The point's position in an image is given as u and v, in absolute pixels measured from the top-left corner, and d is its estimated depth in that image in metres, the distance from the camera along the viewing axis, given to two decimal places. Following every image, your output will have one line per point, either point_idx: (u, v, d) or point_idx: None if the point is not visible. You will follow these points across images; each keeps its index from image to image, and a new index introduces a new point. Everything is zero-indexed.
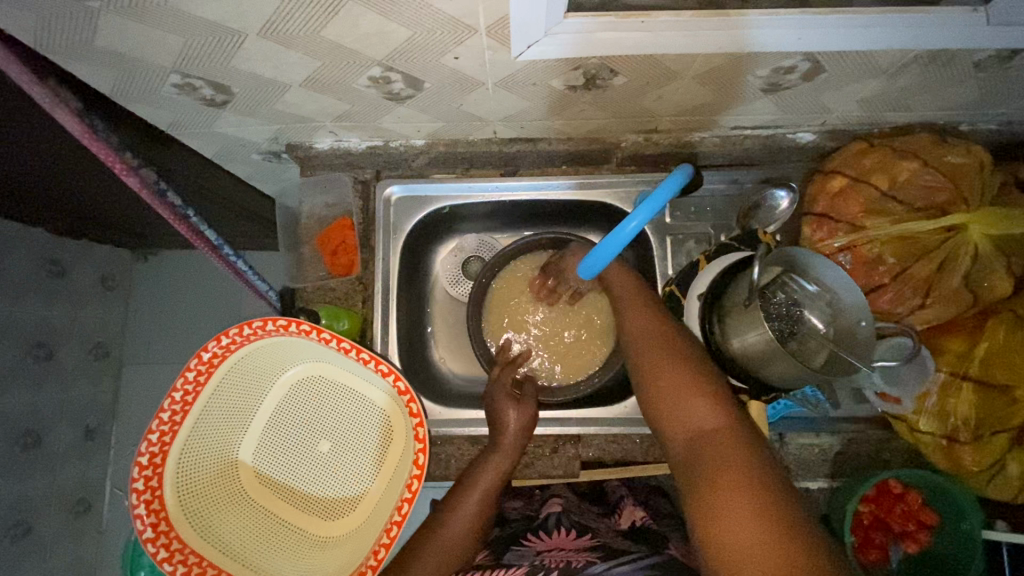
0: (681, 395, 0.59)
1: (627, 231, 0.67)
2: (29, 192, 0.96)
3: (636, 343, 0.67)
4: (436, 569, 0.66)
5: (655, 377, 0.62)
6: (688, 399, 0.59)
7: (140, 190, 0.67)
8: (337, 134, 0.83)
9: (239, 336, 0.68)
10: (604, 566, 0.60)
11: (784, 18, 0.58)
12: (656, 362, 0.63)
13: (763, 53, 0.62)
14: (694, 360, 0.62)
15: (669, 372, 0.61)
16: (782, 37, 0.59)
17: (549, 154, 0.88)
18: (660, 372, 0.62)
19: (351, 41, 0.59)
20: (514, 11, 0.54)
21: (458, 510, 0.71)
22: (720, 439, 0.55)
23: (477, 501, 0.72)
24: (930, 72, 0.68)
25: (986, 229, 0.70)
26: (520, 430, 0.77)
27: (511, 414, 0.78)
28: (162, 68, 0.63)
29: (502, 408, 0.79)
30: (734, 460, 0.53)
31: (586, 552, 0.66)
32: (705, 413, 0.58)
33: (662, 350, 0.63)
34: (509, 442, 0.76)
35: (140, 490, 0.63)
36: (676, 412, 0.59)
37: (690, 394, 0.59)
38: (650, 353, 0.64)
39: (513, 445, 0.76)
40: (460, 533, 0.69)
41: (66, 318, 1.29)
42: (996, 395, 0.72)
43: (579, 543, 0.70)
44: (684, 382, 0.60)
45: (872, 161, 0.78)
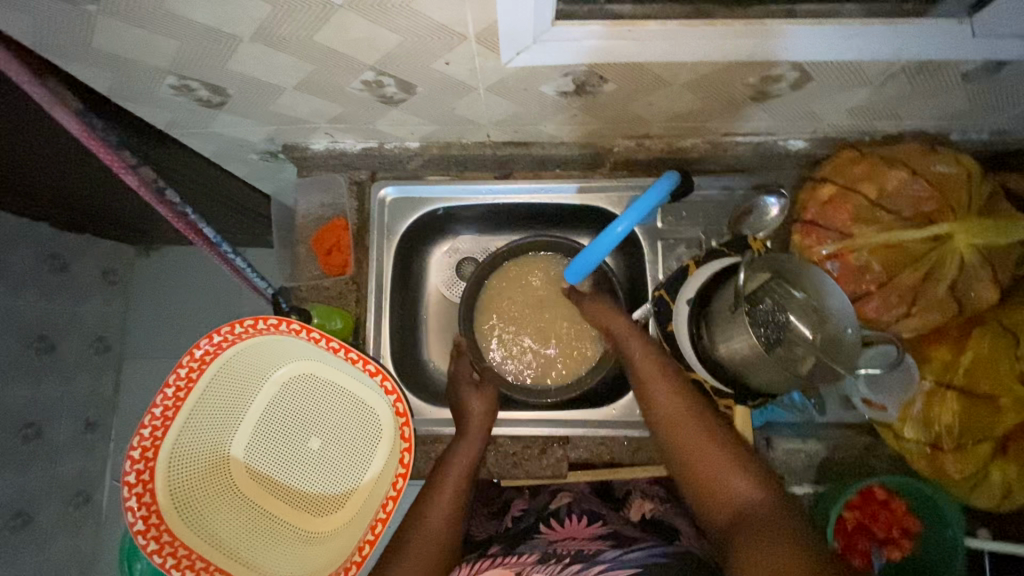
0: (722, 470, 0.63)
1: (615, 233, 0.73)
2: (31, 187, 0.98)
3: (665, 412, 0.69)
4: (423, 551, 0.66)
5: (692, 453, 0.65)
6: (728, 473, 0.62)
7: (139, 189, 0.69)
8: (332, 136, 0.84)
9: (230, 334, 0.69)
10: (614, 553, 0.65)
11: (812, 30, 0.59)
12: (689, 436, 0.66)
13: (784, 61, 0.63)
14: (726, 435, 0.66)
15: (705, 448, 0.64)
16: (807, 47, 0.60)
17: (542, 158, 0.89)
18: (695, 447, 0.65)
19: (342, 46, 0.60)
20: (501, 20, 0.55)
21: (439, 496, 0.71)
22: (763, 512, 0.58)
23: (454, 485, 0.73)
24: (917, 82, 0.69)
25: (971, 239, 0.71)
26: (483, 416, 0.80)
27: (473, 403, 0.82)
28: (159, 69, 0.65)
29: (463, 399, 0.83)
30: (783, 533, 0.54)
31: (598, 541, 0.71)
32: (748, 493, 0.60)
33: (696, 425, 0.67)
34: (474, 426, 0.79)
35: (132, 484, 0.65)
36: (717, 487, 0.62)
37: (730, 468, 0.62)
38: (683, 424, 0.67)
39: (477, 429, 0.78)
40: (444, 518, 0.70)
41: (67, 312, 1.31)
42: (979, 405, 0.73)
43: (591, 531, 0.75)
44: (720, 456, 0.63)
45: (861, 169, 0.78)
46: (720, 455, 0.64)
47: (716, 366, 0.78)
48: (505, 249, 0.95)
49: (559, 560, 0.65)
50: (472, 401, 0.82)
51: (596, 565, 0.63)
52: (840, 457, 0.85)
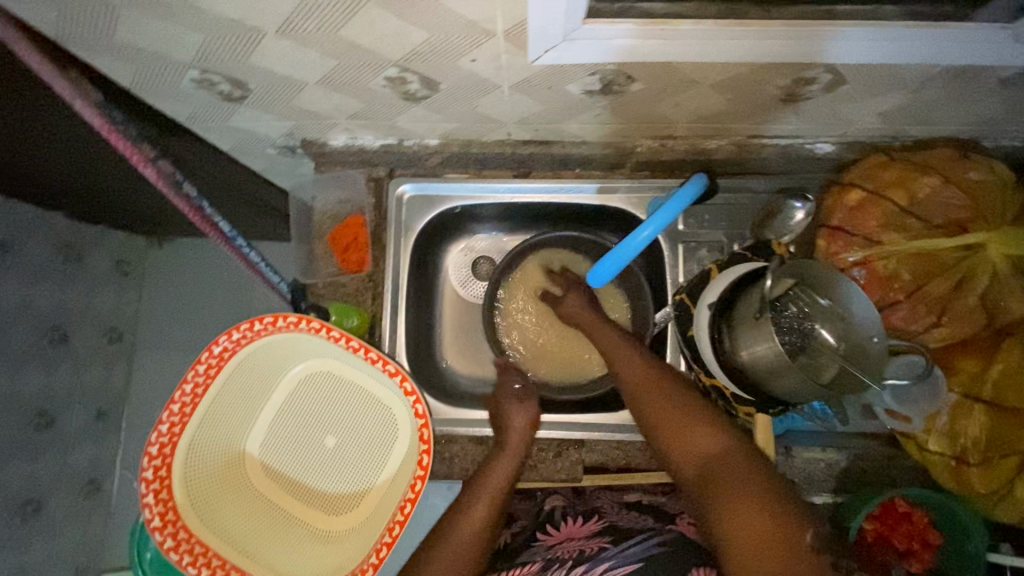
0: (680, 426, 0.66)
1: (639, 239, 0.73)
2: (49, 178, 0.98)
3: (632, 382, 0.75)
4: (447, 564, 0.67)
5: (656, 418, 0.69)
6: (689, 429, 0.65)
7: (157, 181, 0.70)
8: (352, 132, 0.83)
9: (249, 331, 0.68)
10: (614, 550, 0.64)
11: (866, 30, 0.57)
12: (656, 405, 0.70)
13: (838, 63, 0.62)
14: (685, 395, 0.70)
15: (670, 413, 0.68)
16: (854, 48, 0.59)
17: (564, 158, 0.88)
18: (660, 411, 0.69)
19: (368, 42, 0.59)
20: (531, 17, 0.54)
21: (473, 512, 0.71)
22: (724, 460, 0.61)
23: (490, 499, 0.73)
24: (953, 87, 0.67)
25: (1005, 249, 0.70)
26: (523, 429, 0.80)
27: (515, 415, 0.82)
28: (182, 63, 0.64)
29: (506, 410, 0.83)
30: (740, 476, 0.58)
31: (597, 539, 0.69)
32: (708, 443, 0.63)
33: (659, 391, 0.71)
34: (514, 440, 0.79)
35: (149, 480, 0.64)
36: (680, 443, 0.65)
37: (691, 424, 0.65)
38: (648, 390, 0.72)
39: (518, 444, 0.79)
40: (478, 535, 0.70)
41: (81, 302, 1.31)
42: (1007, 418, 0.71)
43: (588, 528, 0.73)
44: (683, 414, 0.67)
45: (890, 174, 0.76)
46: (685, 415, 0.67)
47: (738, 374, 0.77)
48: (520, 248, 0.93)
49: (561, 566, 0.64)
50: (514, 413, 0.82)
51: (598, 565, 0.62)
52: (861, 466, 0.84)
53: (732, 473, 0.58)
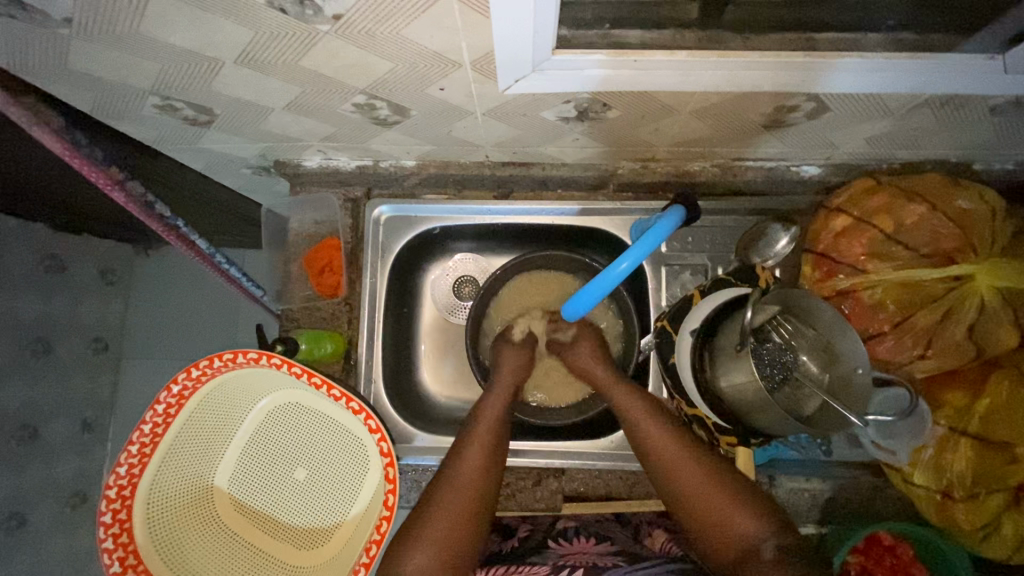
0: (717, 508, 0.63)
1: (618, 271, 0.69)
2: (21, 193, 0.95)
3: (654, 441, 0.69)
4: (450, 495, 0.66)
5: (687, 494, 0.65)
6: (728, 514, 0.62)
7: (128, 205, 0.70)
8: (325, 154, 0.81)
9: (209, 368, 0.67)
10: (629, 568, 0.65)
11: (851, 61, 0.55)
12: (684, 474, 0.65)
13: (832, 92, 0.60)
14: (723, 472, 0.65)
15: (704, 494, 0.64)
16: (836, 75, 0.56)
17: (543, 179, 0.86)
18: (693, 488, 0.64)
19: (330, 71, 0.57)
20: (498, 49, 0.51)
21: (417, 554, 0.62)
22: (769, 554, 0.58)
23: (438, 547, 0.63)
24: (940, 115, 0.65)
25: (994, 281, 0.67)
26: (481, 464, 0.70)
27: (468, 449, 0.71)
28: (141, 90, 0.62)
29: (498, 352, 0.85)
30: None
31: (610, 555, 0.70)
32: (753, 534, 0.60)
33: (688, 462, 0.66)
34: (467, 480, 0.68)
35: (107, 524, 0.62)
36: (717, 529, 0.62)
37: (733, 507, 0.62)
38: (675, 458, 0.67)
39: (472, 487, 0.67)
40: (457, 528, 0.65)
41: (65, 314, 1.29)
42: (992, 452, 0.70)
43: (599, 547, 0.73)
44: (720, 491, 0.63)
45: (877, 201, 0.74)
46: (728, 500, 0.63)
47: (719, 404, 0.75)
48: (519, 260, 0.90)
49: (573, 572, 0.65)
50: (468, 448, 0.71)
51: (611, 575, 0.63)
52: (845, 497, 0.82)
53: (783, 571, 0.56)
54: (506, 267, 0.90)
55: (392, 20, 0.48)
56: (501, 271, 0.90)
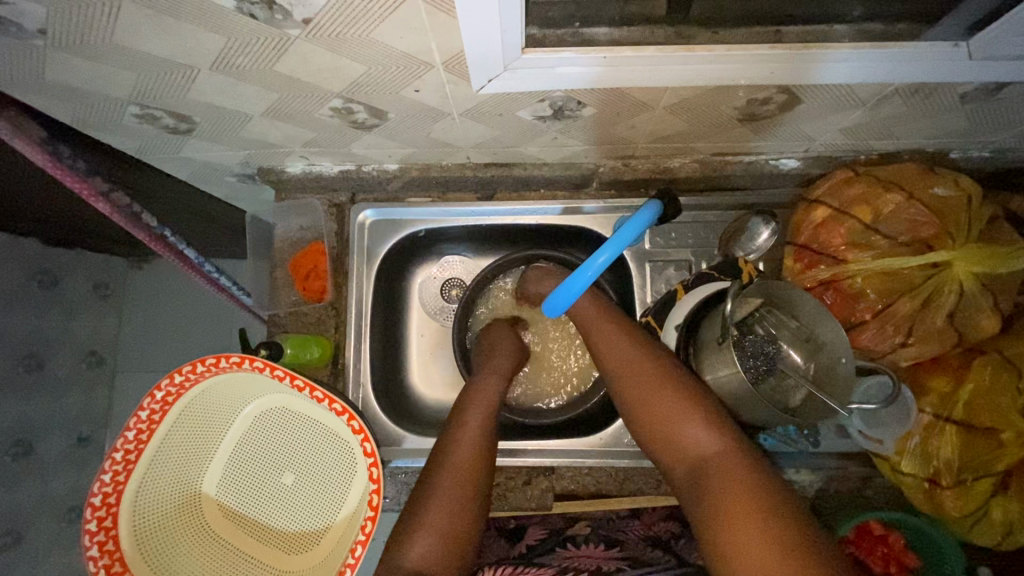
0: (677, 418, 0.63)
1: (595, 265, 0.68)
2: (9, 209, 0.96)
3: (619, 360, 0.70)
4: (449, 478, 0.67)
5: (650, 410, 0.65)
6: (687, 423, 0.62)
7: (112, 214, 0.71)
8: (308, 159, 0.82)
9: (192, 373, 0.67)
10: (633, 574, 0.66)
11: (818, 53, 0.55)
12: (641, 385, 0.66)
13: (819, 83, 0.60)
14: (684, 382, 0.65)
15: (668, 407, 0.64)
16: (806, 67, 0.57)
17: (526, 179, 0.86)
18: (645, 398, 0.65)
19: (305, 75, 0.58)
20: (467, 49, 0.52)
21: (419, 545, 0.62)
22: (721, 463, 0.58)
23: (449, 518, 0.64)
24: (911, 104, 0.66)
25: (971, 267, 0.68)
26: (473, 461, 0.69)
27: (465, 425, 0.73)
28: (120, 100, 0.62)
29: (494, 332, 0.89)
30: (743, 487, 0.55)
31: (615, 560, 0.71)
32: (705, 443, 0.61)
33: (648, 373, 0.67)
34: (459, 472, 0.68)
35: (92, 532, 0.62)
36: (675, 440, 0.62)
37: (686, 416, 0.62)
38: (636, 372, 0.67)
39: (465, 476, 0.67)
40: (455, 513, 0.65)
41: (58, 327, 1.29)
42: (978, 438, 0.70)
43: (608, 552, 0.74)
44: (673, 402, 0.64)
45: (855, 191, 0.75)
46: (674, 402, 0.64)
47: None
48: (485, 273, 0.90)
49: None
50: (460, 436, 0.71)
51: None
52: (834, 488, 0.82)
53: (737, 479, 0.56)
54: (472, 283, 0.91)
55: (360, 23, 0.48)
56: (472, 285, 0.91)
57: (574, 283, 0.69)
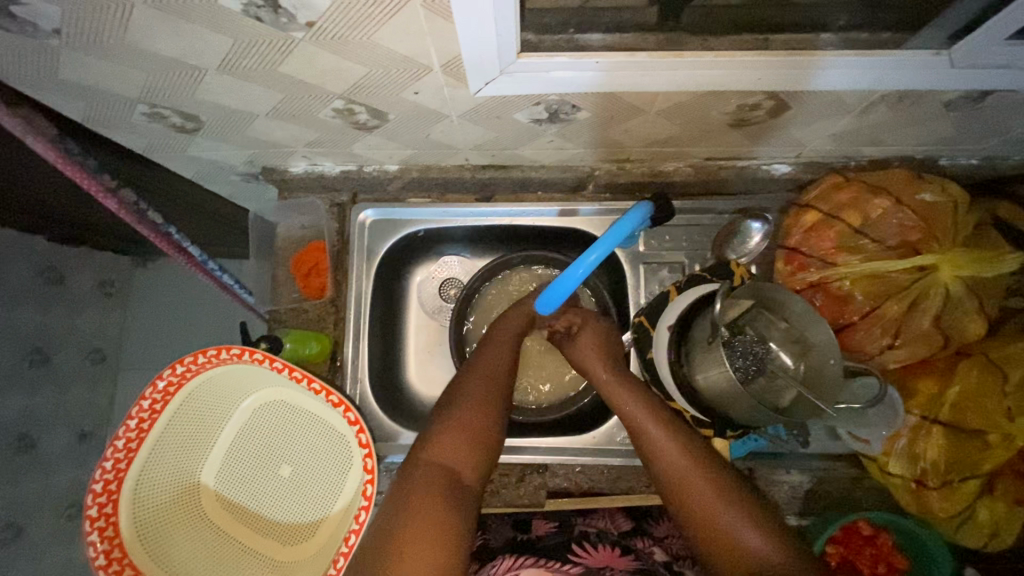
0: (731, 524, 0.60)
1: (587, 263, 0.70)
2: (18, 205, 0.98)
3: (664, 451, 0.67)
4: (474, 388, 0.73)
5: (696, 501, 0.62)
6: (742, 529, 0.59)
7: (120, 212, 0.72)
8: (311, 159, 0.84)
9: (193, 364, 0.69)
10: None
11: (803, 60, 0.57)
12: (692, 479, 0.64)
13: (809, 90, 0.62)
14: (733, 483, 0.63)
15: (721, 508, 0.61)
16: (793, 74, 0.58)
17: (523, 181, 0.88)
18: (695, 493, 0.63)
19: (308, 76, 0.60)
20: (464, 53, 0.54)
21: (444, 437, 0.67)
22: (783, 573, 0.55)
23: (475, 418, 0.70)
24: (898, 110, 0.67)
25: (957, 270, 0.69)
26: (486, 397, 0.72)
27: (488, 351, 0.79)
28: (130, 98, 0.65)
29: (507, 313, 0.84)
30: None
31: None
32: (762, 551, 0.58)
33: (698, 470, 0.64)
34: (476, 402, 0.71)
35: (93, 517, 0.64)
36: (729, 546, 0.59)
37: (740, 520, 0.60)
38: (686, 466, 0.65)
39: (481, 409, 0.71)
40: (479, 417, 0.70)
41: (63, 324, 1.31)
42: (964, 439, 0.71)
43: (628, 564, 0.69)
44: (726, 501, 0.61)
45: (845, 196, 0.77)
46: (727, 503, 0.61)
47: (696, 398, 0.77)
48: (480, 273, 0.92)
49: None
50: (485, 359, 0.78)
51: None
52: (824, 489, 0.83)
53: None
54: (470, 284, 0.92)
55: (363, 26, 0.51)
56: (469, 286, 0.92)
57: (567, 280, 0.72)
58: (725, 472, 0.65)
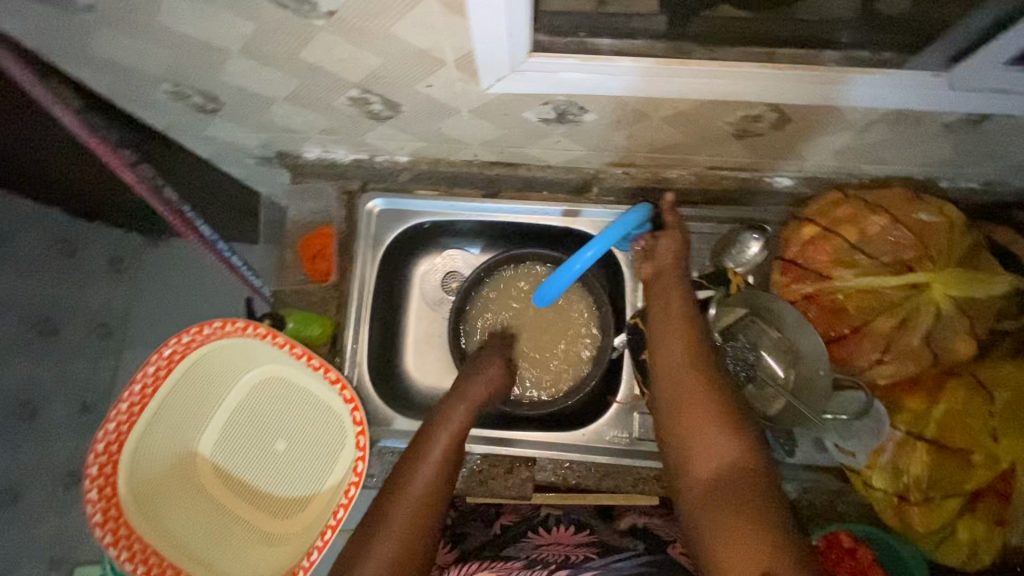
0: (704, 425, 0.59)
1: (584, 259, 0.73)
2: (39, 175, 1.01)
3: (669, 357, 0.67)
4: (416, 483, 0.65)
5: (679, 399, 0.63)
6: (712, 431, 0.59)
7: (138, 185, 0.79)
8: (324, 146, 0.86)
9: (199, 335, 0.71)
10: (599, 562, 0.71)
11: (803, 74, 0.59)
12: (682, 378, 0.64)
13: (812, 104, 0.64)
14: (723, 390, 0.62)
15: (696, 401, 0.61)
16: (795, 86, 0.60)
17: (529, 179, 0.90)
18: (682, 390, 0.63)
19: (326, 64, 0.62)
20: (477, 50, 0.56)
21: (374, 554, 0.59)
22: (737, 477, 0.55)
23: (409, 522, 0.62)
24: (898, 130, 0.69)
25: (948, 290, 0.71)
26: (413, 523, 0.62)
27: (437, 431, 0.72)
28: (155, 76, 0.67)
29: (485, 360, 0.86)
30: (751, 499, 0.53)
31: (584, 548, 0.76)
32: (728, 453, 0.57)
33: (690, 372, 0.64)
34: (399, 528, 0.61)
35: (94, 476, 0.67)
36: (694, 443, 0.59)
37: (716, 422, 0.59)
38: (684, 369, 0.64)
39: (404, 539, 0.60)
40: (414, 520, 0.62)
41: (74, 296, 1.33)
42: (948, 457, 0.72)
43: (577, 539, 0.79)
44: (706, 401, 0.61)
45: (843, 211, 0.78)
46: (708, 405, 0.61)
47: None
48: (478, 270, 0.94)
49: (546, 569, 0.71)
50: (433, 438, 0.71)
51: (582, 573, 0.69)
52: (808, 500, 0.84)
53: (744, 495, 0.54)
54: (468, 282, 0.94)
55: (380, 18, 0.53)
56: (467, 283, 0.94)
57: (564, 271, 0.74)
58: (723, 384, 0.63)
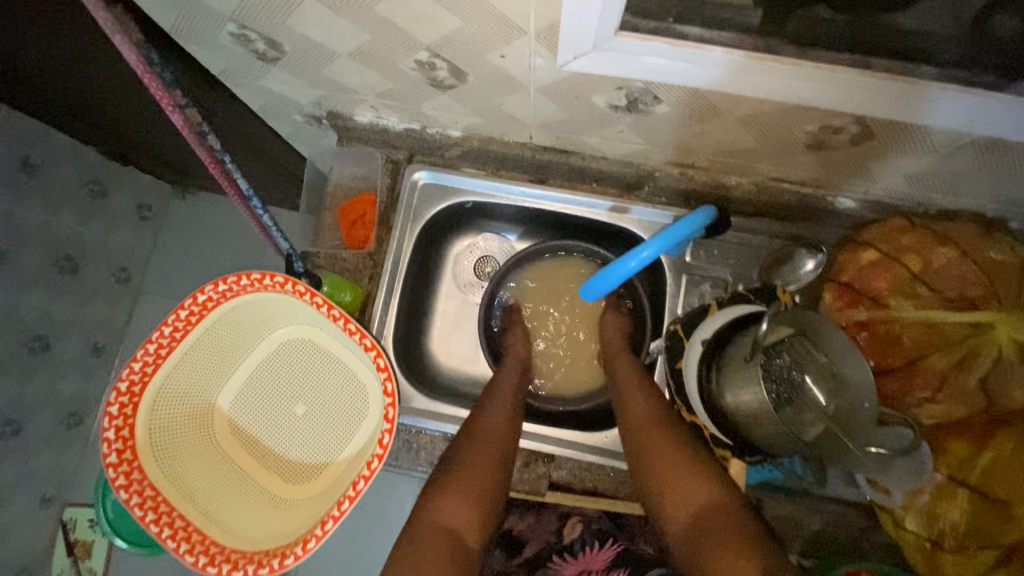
0: (677, 474, 0.69)
1: (639, 257, 0.72)
2: (78, 105, 0.98)
3: (633, 413, 0.77)
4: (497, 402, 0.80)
5: (653, 451, 0.72)
6: (685, 477, 0.68)
7: (182, 128, 0.69)
8: (377, 110, 0.84)
9: (235, 285, 0.69)
10: None
11: (904, 85, 0.56)
12: (650, 435, 0.73)
13: (909, 122, 0.61)
14: (687, 440, 0.72)
15: (667, 452, 0.71)
16: (890, 99, 0.57)
17: (581, 169, 0.88)
18: (653, 442, 0.73)
19: (401, 21, 0.60)
20: (564, 20, 0.53)
21: (471, 453, 0.73)
22: (715, 511, 0.64)
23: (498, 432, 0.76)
24: (984, 160, 0.65)
25: (1014, 333, 0.66)
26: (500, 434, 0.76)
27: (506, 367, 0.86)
28: (221, 15, 0.65)
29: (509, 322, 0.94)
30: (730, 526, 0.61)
31: None
32: (707, 494, 0.66)
33: (656, 426, 0.74)
34: (488, 442, 0.75)
35: (113, 415, 0.65)
36: (675, 490, 0.68)
37: (686, 468, 0.69)
38: (648, 423, 0.75)
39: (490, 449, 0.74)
40: (499, 428, 0.77)
41: (101, 235, 1.31)
42: (990, 508, 0.68)
43: None
44: (677, 452, 0.71)
45: (908, 240, 0.75)
46: (680, 452, 0.71)
47: (721, 416, 0.78)
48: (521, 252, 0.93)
49: None
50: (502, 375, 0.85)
51: None
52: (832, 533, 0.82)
53: (726, 518, 0.63)
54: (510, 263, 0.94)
55: None
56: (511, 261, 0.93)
57: (618, 269, 0.74)
58: (681, 429, 0.74)
